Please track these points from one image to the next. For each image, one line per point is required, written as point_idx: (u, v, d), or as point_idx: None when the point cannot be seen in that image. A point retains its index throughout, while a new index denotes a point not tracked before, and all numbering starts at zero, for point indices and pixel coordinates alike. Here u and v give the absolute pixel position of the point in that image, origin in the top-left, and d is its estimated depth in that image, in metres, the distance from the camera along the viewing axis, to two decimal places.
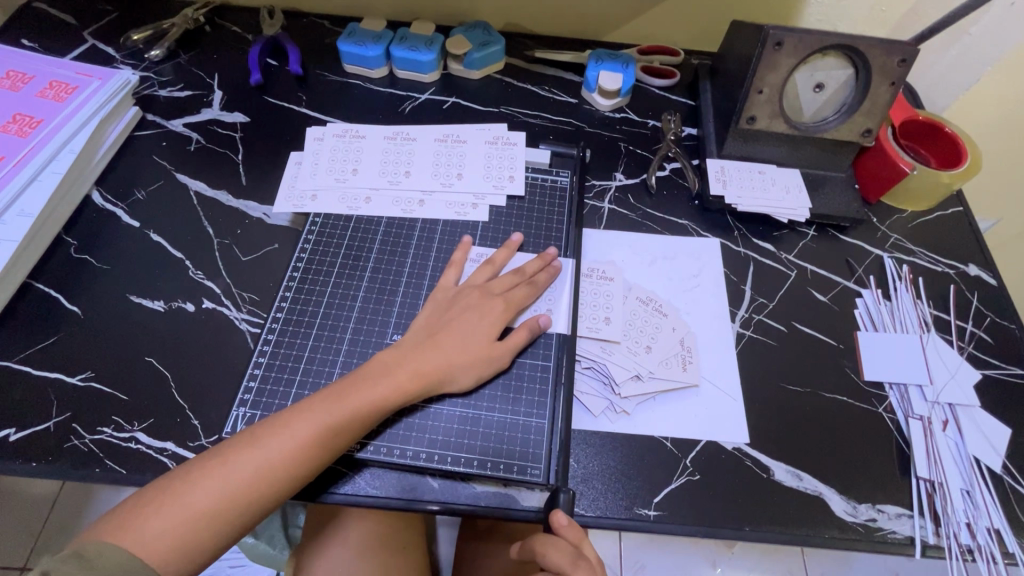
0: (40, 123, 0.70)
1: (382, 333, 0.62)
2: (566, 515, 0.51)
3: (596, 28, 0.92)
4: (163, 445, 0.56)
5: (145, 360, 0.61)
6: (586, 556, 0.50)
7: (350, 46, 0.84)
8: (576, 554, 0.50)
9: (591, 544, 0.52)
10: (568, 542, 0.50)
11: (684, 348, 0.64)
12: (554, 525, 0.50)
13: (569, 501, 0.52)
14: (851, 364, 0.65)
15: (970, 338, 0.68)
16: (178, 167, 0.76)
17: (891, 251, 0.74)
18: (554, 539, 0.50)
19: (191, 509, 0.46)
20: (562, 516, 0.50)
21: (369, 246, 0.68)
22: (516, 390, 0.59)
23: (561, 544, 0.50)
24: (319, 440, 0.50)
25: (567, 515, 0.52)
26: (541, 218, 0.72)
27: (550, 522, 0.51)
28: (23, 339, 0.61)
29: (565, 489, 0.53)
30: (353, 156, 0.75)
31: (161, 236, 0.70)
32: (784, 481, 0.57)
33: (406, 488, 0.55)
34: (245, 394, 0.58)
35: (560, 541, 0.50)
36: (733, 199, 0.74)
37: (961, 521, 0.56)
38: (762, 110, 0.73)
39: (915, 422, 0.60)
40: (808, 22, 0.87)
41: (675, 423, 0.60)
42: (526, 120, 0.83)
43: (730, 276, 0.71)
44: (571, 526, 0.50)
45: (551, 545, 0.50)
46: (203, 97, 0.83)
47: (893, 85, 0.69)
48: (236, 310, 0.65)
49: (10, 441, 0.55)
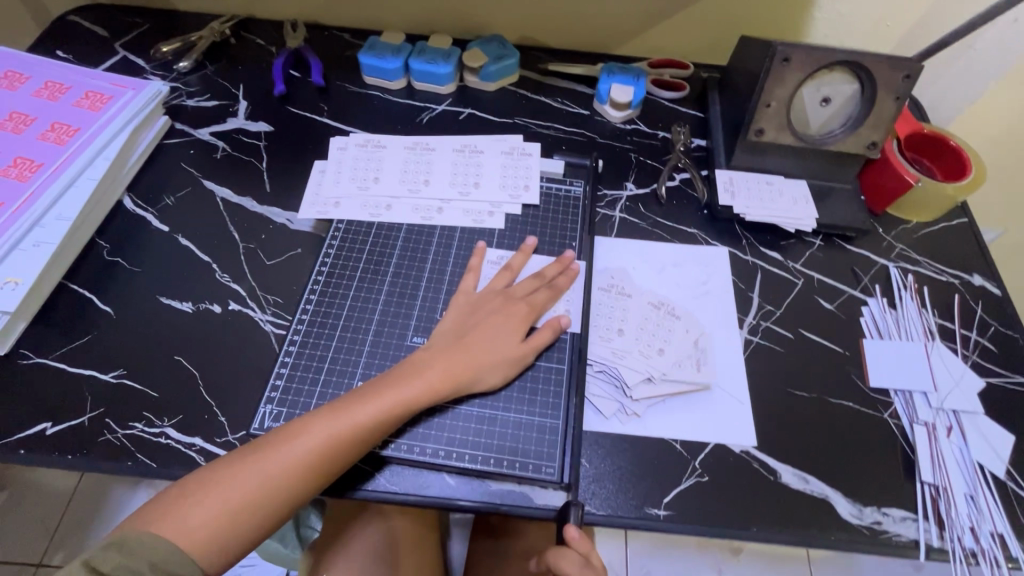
0: (77, 131, 0.74)
1: (402, 336, 0.64)
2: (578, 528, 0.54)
3: (608, 41, 0.95)
4: (192, 440, 0.58)
5: (175, 358, 0.64)
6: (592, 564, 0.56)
7: (371, 59, 0.87)
8: (583, 563, 0.55)
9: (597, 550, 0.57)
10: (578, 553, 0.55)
11: (695, 353, 0.66)
12: (566, 539, 0.54)
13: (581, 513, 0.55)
14: (857, 371, 0.67)
15: (974, 347, 0.69)
16: (205, 174, 0.79)
17: (897, 261, 0.76)
18: (565, 550, 0.55)
19: (229, 502, 0.49)
20: (573, 529, 0.54)
21: (389, 252, 0.71)
22: (532, 391, 0.61)
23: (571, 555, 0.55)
24: (350, 438, 0.52)
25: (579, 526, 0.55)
26: (555, 227, 0.74)
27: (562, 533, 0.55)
28: (59, 338, 0.64)
29: (576, 505, 0.55)
30: (374, 165, 0.78)
31: (189, 240, 0.73)
32: (790, 483, 0.59)
33: (424, 485, 0.57)
34: (272, 392, 0.60)
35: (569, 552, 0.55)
36: (741, 209, 0.76)
37: (965, 525, 0.57)
38: (771, 123, 0.75)
39: (920, 428, 0.62)
40: (815, 36, 0.90)
41: (685, 426, 0.61)
42: (539, 131, 0.86)
43: (738, 284, 0.73)
44: (581, 539, 0.54)
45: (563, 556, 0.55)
46: (228, 107, 0.86)
47: (898, 99, 0.71)
48: (261, 311, 0.67)
49: (47, 435, 0.58)
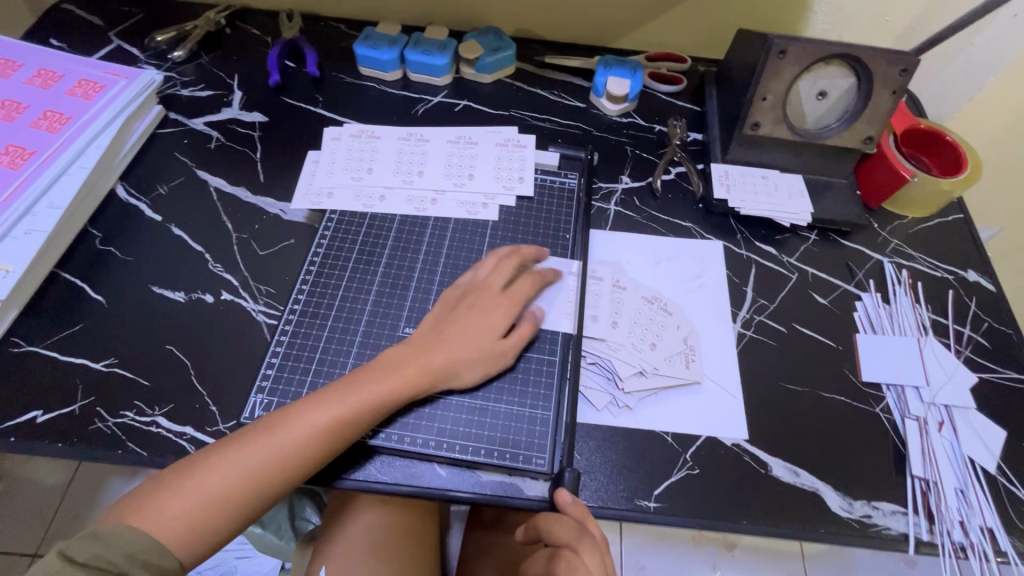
0: (69, 120, 0.73)
1: (394, 326, 0.64)
2: (570, 494, 0.53)
3: (605, 34, 0.95)
4: (182, 429, 0.58)
5: (166, 348, 0.63)
6: (591, 532, 0.52)
7: (366, 50, 0.87)
8: (579, 530, 0.51)
9: (595, 521, 0.53)
10: (572, 518, 0.52)
11: (687, 347, 0.65)
12: (560, 502, 0.52)
13: (573, 481, 0.54)
14: (849, 365, 0.67)
15: (967, 342, 0.69)
16: (199, 163, 0.79)
17: (892, 256, 0.76)
18: (558, 517, 0.52)
19: (207, 494, 0.49)
20: (566, 493, 0.53)
21: (383, 242, 0.71)
22: (523, 382, 0.61)
23: (566, 521, 0.52)
24: (330, 431, 0.52)
25: (572, 494, 0.54)
26: (548, 219, 0.74)
27: (555, 501, 0.53)
28: (50, 327, 0.64)
29: (570, 469, 0.55)
30: (368, 156, 0.78)
31: (182, 229, 0.73)
32: (781, 476, 0.59)
33: (414, 475, 0.57)
34: (263, 381, 0.60)
35: (564, 518, 0.52)
36: (736, 203, 0.76)
37: (954, 519, 0.57)
38: (767, 117, 0.75)
39: (911, 423, 0.62)
40: (813, 30, 0.89)
41: (677, 419, 0.61)
42: (535, 123, 0.86)
43: (733, 278, 0.72)
44: (575, 503, 0.52)
45: (555, 522, 0.52)
46: (223, 97, 0.86)
47: (894, 93, 0.70)
48: (253, 301, 0.67)
49: (38, 422, 0.58)
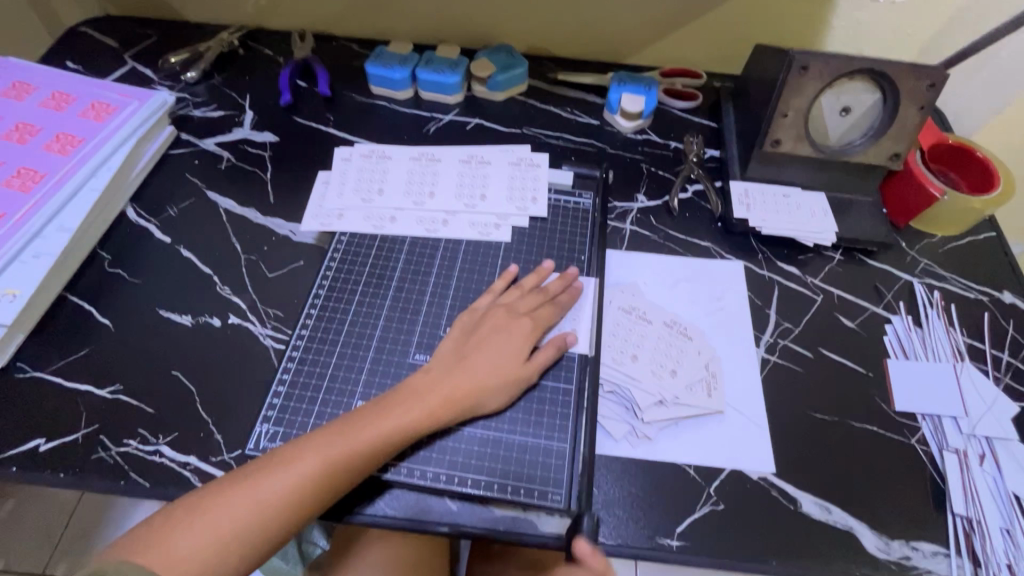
0: (81, 142, 0.73)
1: (404, 353, 0.62)
2: (590, 544, 0.51)
3: (619, 49, 0.93)
4: (186, 459, 0.57)
5: (171, 373, 0.62)
6: None
7: (378, 69, 0.86)
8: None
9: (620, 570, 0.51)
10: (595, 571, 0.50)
11: (709, 374, 0.63)
12: (578, 554, 0.50)
13: (592, 528, 0.51)
14: (881, 394, 0.63)
15: (1006, 368, 0.66)
16: (209, 184, 0.78)
17: (922, 276, 0.73)
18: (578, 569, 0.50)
19: (218, 531, 0.46)
20: (585, 545, 0.50)
21: (392, 266, 0.69)
22: (537, 412, 0.58)
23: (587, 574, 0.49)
24: (346, 462, 0.50)
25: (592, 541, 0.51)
26: (563, 238, 0.72)
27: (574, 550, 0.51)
28: (57, 352, 0.63)
29: (590, 515, 0.52)
30: (379, 176, 0.77)
31: (191, 252, 0.72)
32: (812, 514, 0.55)
33: (424, 509, 0.55)
34: (269, 411, 0.58)
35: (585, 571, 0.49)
36: (757, 222, 0.73)
37: (1001, 562, 0.53)
38: (788, 134, 0.72)
39: (950, 455, 0.58)
40: (832, 44, 0.87)
41: (698, 451, 0.58)
42: (548, 142, 0.84)
43: (755, 300, 0.70)
44: (595, 555, 0.50)
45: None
46: (234, 117, 0.86)
47: (922, 109, 0.68)
48: (261, 325, 0.66)
49: (41, 451, 0.56)
